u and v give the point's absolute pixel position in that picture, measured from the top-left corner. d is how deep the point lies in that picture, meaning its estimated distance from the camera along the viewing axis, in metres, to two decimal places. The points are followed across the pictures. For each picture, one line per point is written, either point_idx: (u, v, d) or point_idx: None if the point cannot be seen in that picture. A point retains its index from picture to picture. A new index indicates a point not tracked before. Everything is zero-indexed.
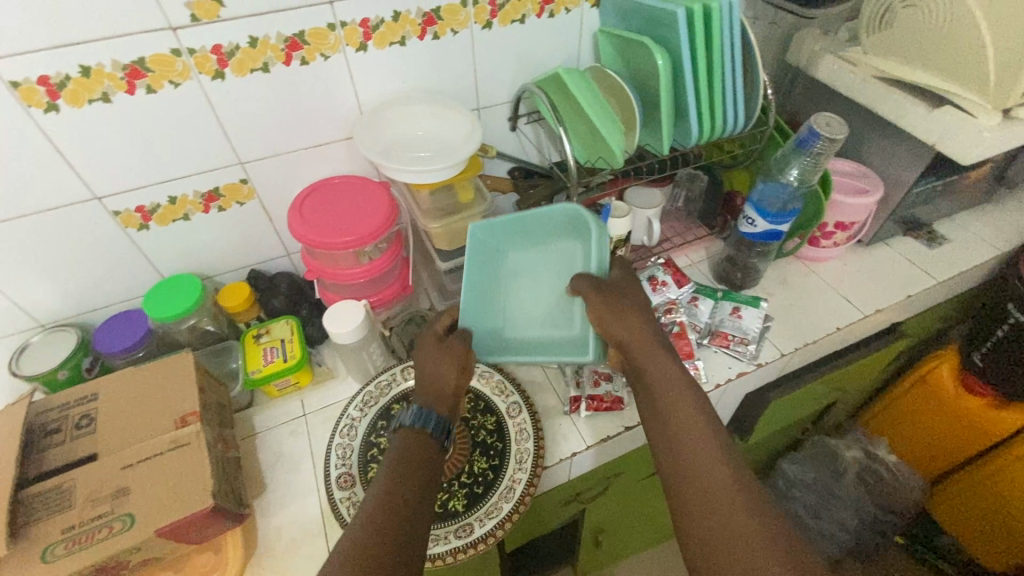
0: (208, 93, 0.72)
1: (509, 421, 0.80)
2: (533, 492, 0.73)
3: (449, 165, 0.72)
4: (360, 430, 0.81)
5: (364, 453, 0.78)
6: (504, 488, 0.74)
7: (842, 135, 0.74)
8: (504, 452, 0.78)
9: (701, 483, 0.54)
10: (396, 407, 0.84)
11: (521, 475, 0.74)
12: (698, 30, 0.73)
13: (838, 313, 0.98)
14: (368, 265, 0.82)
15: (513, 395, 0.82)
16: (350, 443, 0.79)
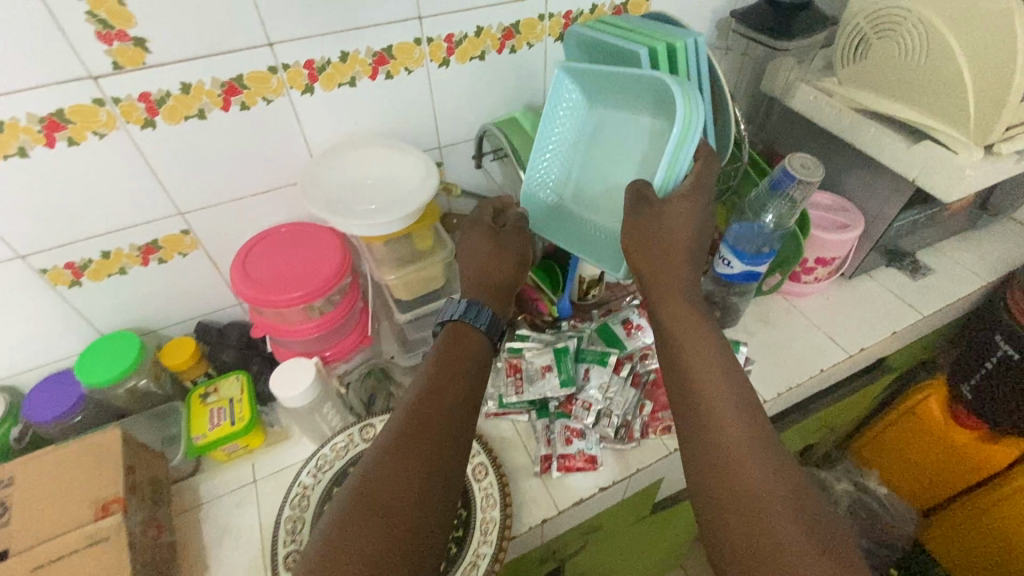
0: (139, 143, 0.66)
1: (475, 485, 0.75)
2: (498, 568, 0.68)
3: (397, 217, 0.67)
4: (313, 499, 0.75)
5: (316, 527, 0.73)
6: (467, 565, 0.68)
7: (818, 178, 0.70)
8: (468, 522, 0.72)
9: (705, 422, 0.54)
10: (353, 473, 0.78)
11: (485, 550, 0.69)
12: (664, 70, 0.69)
13: (822, 353, 0.93)
14: (318, 320, 0.76)
15: (479, 456, 0.76)
16: (301, 515, 0.73)
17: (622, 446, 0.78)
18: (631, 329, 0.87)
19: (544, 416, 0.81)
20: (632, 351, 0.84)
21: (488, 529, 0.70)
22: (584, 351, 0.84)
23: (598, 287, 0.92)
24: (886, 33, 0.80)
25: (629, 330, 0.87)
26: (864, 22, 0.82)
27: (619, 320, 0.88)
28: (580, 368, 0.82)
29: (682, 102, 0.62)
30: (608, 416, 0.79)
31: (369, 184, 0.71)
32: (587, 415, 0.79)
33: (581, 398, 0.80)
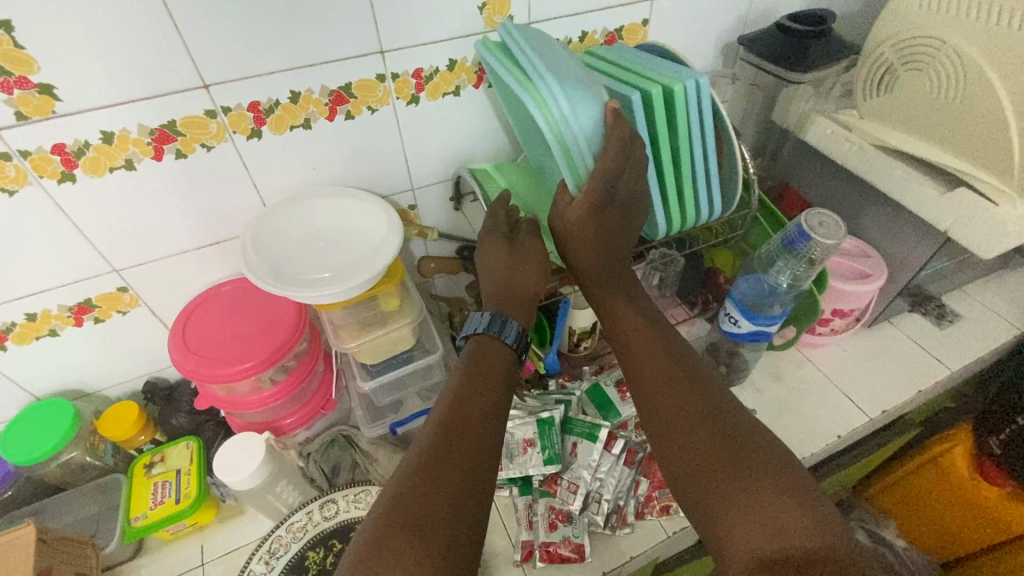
0: (58, 198, 0.58)
1: None
2: None
3: (354, 284, 0.58)
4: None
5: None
6: None
7: (838, 239, 0.61)
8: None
9: (707, 436, 0.52)
10: (310, 558, 0.69)
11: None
12: (658, 116, 0.61)
13: (840, 415, 0.83)
14: (272, 389, 0.68)
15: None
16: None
17: (614, 533, 0.69)
18: (625, 392, 0.79)
19: (527, 493, 0.73)
20: (626, 419, 0.76)
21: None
22: (573, 420, 0.75)
23: (590, 340, 0.83)
24: (915, 65, 0.71)
25: (623, 392, 0.79)
26: (890, 50, 0.73)
27: (612, 381, 0.80)
28: (567, 441, 0.74)
29: (539, 112, 0.54)
30: (598, 500, 0.70)
31: (326, 243, 0.63)
32: (573, 499, 0.69)
33: (567, 478, 0.71)
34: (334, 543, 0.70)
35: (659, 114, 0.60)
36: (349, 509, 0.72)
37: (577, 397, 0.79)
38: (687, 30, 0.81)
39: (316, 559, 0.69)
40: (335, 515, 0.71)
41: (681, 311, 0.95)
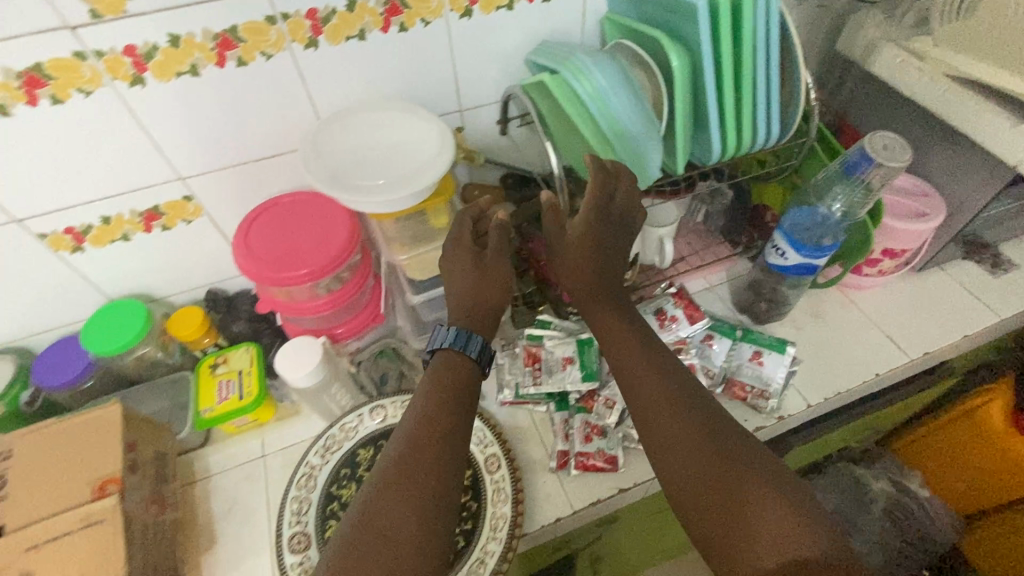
0: (129, 102, 0.61)
1: (486, 477, 0.71)
2: (506, 567, 0.65)
3: (413, 192, 0.59)
4: (320, 480, 0.72)
5: (322, 508, 0.70)
6: (473, 562, 0.66)
7: (903, 162, 0.59)
8: (478, 514, 0.69)
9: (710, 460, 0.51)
10: (361, 454, 0.74)
11: (495, 546, 0.66)
12: (723, 29, 0.59)
13: (879, 356, 0.83)
14: (329, 297, 0.72)
15: (496, 445, 0.72)
16: (306, 496, 0.70)
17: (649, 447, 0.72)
18: (665, 321, 0.80)
19: (564, 408, 0.77)
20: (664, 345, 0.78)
21: (501, 522, 0.67)
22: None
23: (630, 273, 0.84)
24: None
25: (662, 321, 0.80)
26: None
27: (651, 311, 0.81)
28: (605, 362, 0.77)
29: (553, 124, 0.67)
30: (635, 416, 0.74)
31: (380, 152, 0.64)
32: (610, 414, 0.73)
33: (604, 395, 0.75)
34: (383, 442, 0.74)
35: (724, 24, 0.59)
36: (396, 414, 0.76)
37: None
38: None
39: (367, 456, 0.74)
40: (384, 418, 0.76)
41: (722, 249, 0.92)
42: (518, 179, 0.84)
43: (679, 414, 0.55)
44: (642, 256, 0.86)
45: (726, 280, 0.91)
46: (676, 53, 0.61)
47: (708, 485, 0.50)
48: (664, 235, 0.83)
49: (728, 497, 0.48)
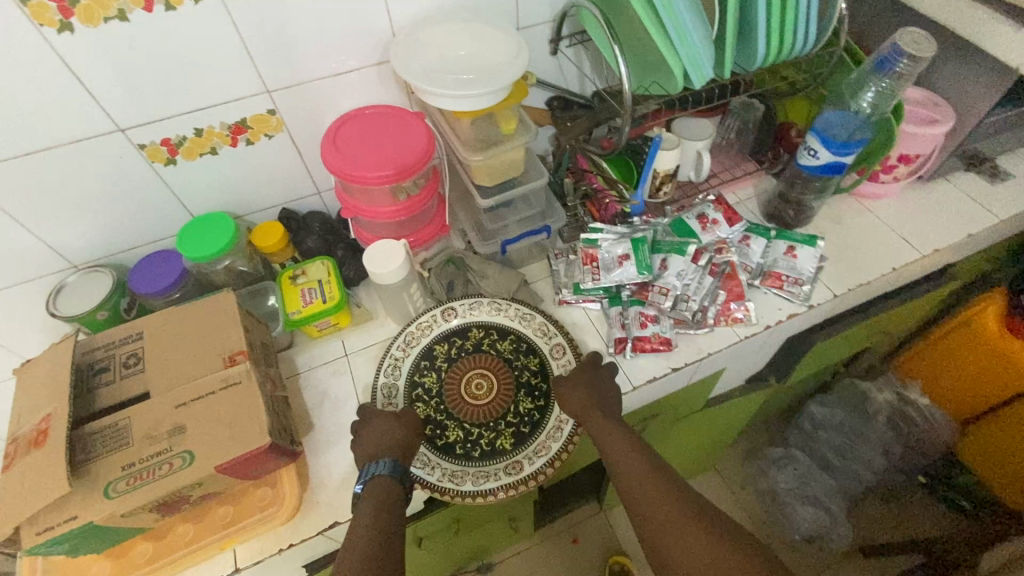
0: (231, 11, 0.66)
1: (554, 362, 0.79)
2: (581, 431, 0.74)
3: (499, 88, 0.66)
4: (404, 369, 0.79)
5: (409, 393, 0.78)
6: (551, 428, 0.75)
7: (930, 54, 0.67)
8: (549, 393, 0.78)
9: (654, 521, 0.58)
10: (439, 347, 0.81)
11: (569, 416, 0.75)
12: None
13: (895, 252, 0.92)
14: (407, 202, 0.78)
15: (561, 335, 0.79)
16: (394, 383, 0.78)
17: (699, 329, 0.82)
18: (706, 224, 0.88)
19: (617, 303, 0.84)
20: (707, 245, 0.86)
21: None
22: (661, 242, 0.86)
23: (671, 186, 0.92)
24: None
25: (704, 224, 0.88)
26: None
27: (694, 216, 0.89)
28: (656, 258, 0.84)
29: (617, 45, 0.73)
30: (687, 300, 0.83)
31: (464, 54, 0.70)
32: (665, 300, 0.82)
33: (658, 286, 0.83)
34: (456, 338, 0.82)
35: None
36: (465, 313, 0.83)
37: (661, 226, 0.89)
38: None
39: (443, 350, 0.81)
40: (455, 317, 0.83)
41: (750, 166, 1.00)
42: (564, 102, 0.93)
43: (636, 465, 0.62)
44: (680, 169, 0.95)
45: (754, 195, 0.99)
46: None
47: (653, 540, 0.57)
48: (702, 147, 0.91)
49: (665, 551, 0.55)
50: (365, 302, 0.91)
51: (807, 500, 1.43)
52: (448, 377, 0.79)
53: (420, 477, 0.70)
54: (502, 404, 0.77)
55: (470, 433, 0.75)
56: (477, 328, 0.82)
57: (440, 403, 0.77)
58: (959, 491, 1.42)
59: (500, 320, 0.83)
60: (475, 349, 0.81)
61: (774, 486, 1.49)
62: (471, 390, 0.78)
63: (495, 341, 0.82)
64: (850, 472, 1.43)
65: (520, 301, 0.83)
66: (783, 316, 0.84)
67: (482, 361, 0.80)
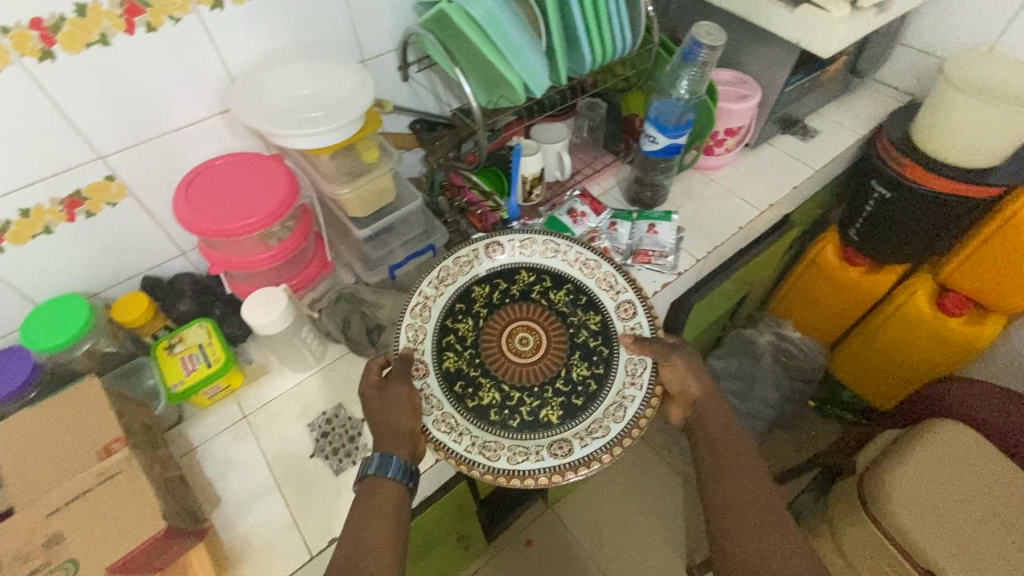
0: (39, 81, 0.61)
1: (617, 321, 0.82)
2: (646, 416, 0.73)
3: (350, 120, 0.67)
4: (433, 313, 0.81)
5: (439, 341, 0.79)
6: (612, 405, 0.76)
7: (722, 42, 0.77)
8: (608, 364, 0.80)
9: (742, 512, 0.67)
10: (474, 290, 0.85)
11: (633, 392, 0.76)
12: None
13: (739, 213, 1.05)
14: (280, 245, 0.76)
15: (627, 291, 0.82)
16: (423, 323, 0.79)
17: None
18: (577, 217, 0.96)
19: None
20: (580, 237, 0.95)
21: (636, 368, 0.78)
22: None
23: (541, 188, 0.99)
24: None
25: (575, 218, 0.96)
26: None
27: (565, 212, 0.97)
28: None
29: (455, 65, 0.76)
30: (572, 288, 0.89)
31: (309, 92, 0.70)
32: None
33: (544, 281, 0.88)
34: (500, 281, 0.86)
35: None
36: (511, 253, 0.88)
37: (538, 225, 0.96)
38: None
39: (481, 294, 0.85)
40: (497, 258, 0.87)
41: (607, 158, 1.09)
42: (427, 124, 0.96)
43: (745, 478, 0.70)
44: (546, 171, 1.01)
45: (616, 183, 1.08)
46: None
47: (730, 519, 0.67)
48: (561, 148, 0.98)
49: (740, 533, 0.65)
50: (257, 358, 0.86)
51: None
52: (489, 326, 0.83)
53: (445, 443, 0.69)
54: (555, 360, 0.81)
55: (507, 394, 0.78)
56: (525, 272, 0.87)
57: (474, 358, 0.80)
58: (842, 405, 1.64)
59: (553, 266, 0.87)
60: (518, 298, 0.85)
61: None
62: (516, 346, 0.82)
63: (546, 289, 0.86)
64: (751, 412, 1.59)
65: (583, 244, 0.86)
66: (658, 287, 0.92)
67: (530, 312, 0.84)
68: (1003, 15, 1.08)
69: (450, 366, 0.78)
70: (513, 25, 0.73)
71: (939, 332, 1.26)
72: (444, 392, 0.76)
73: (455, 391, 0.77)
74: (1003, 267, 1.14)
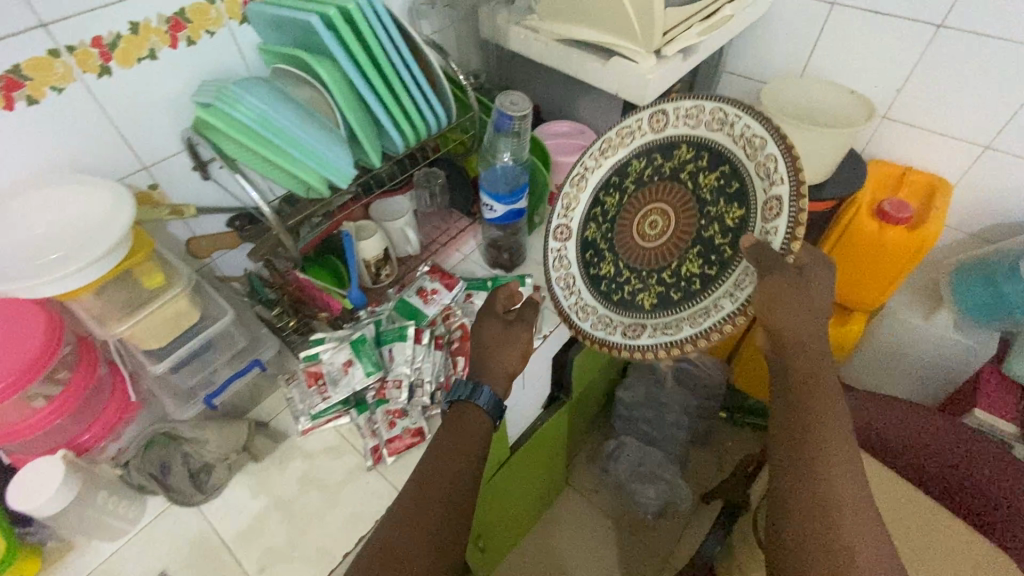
0: None
1: (760, 220, 0.63)
2: (709, 339, 0.66)
3: (102, 252, 0.57)
4: (590, 181, 0.83)
5: (590, 207, 0.84)
6: (702, 309, 0.70)
7: (529, 109, 0.75)
8: (727, 268, 0.68)
9: (810, 440, 0.55)
10: (631, 164, 0.79)
11: (726, 305, 0.66)
12: (347, 34, 0.66)
13: None
14: (48, 405, 0.63)
15: (782, 185, 0.61)
16: (576, 194, 0.84)
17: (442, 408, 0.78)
18: (427, 296, 0.87)
19: (364, 410, 0.78)
20: (433, 317, 0.85)
21: (744, 282, 0.65)
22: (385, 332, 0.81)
23: (389, 268, 0.92)
24: None
25: (425, 297, 0.87)
26: None
27: (413, 291, 0.88)
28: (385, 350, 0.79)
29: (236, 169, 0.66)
30: (422, 385, 0.77)
31: (49, 227, 0.60)
32: (401, 393, 0.76)
33: (393, 378, 0.77)
34: (657, 156, 0.76)
35: (348, 29, 0.65)
36: (676, 124, 0.74)
37: (386, 314, 0.85)
38: None
39: (639, 168, 0.79)
40: (663, 130, 0.75)
41: (463, 221, 1.04)
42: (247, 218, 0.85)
43: (827, 410, 0.56)
44: (393, 249, 0.94)
45: (476, 246, 1.03)
46: (323, 66, 0.66)
47: (796, 451, 0.55)
48: (406, 223, 0.92)
49: (807, 468, 0.54)
50: None
51: (646, 479, 1.55)
52: (631, 202, 0.79)
53: (558, 296, 0.84)
54: (672, 251, 0.74)
55: (617, 274, 0.80)
56: (687, 143, 0.73)
57: (607, 235, 0.82)
58: (750, 412, 1.67)
59: (719, 144, 0.69)
60: (660, 178, 0.76)
61: (618, 478, 1.59)
62: (646, 228, 0.78)
63: (699, 170, 0.72)
64: (666, 438, 1.59)
65: (754, 112, 0.64)
66: None
67: (674, 194, 0.75)
68: (806, 40, 1.15)
69: (591, 235, 0.84)
70: (293, 119, 0.66)
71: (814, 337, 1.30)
72: (576, 257, 0.85)
73: (585, 258, 0.84)
74: (858, 272, 1.17)
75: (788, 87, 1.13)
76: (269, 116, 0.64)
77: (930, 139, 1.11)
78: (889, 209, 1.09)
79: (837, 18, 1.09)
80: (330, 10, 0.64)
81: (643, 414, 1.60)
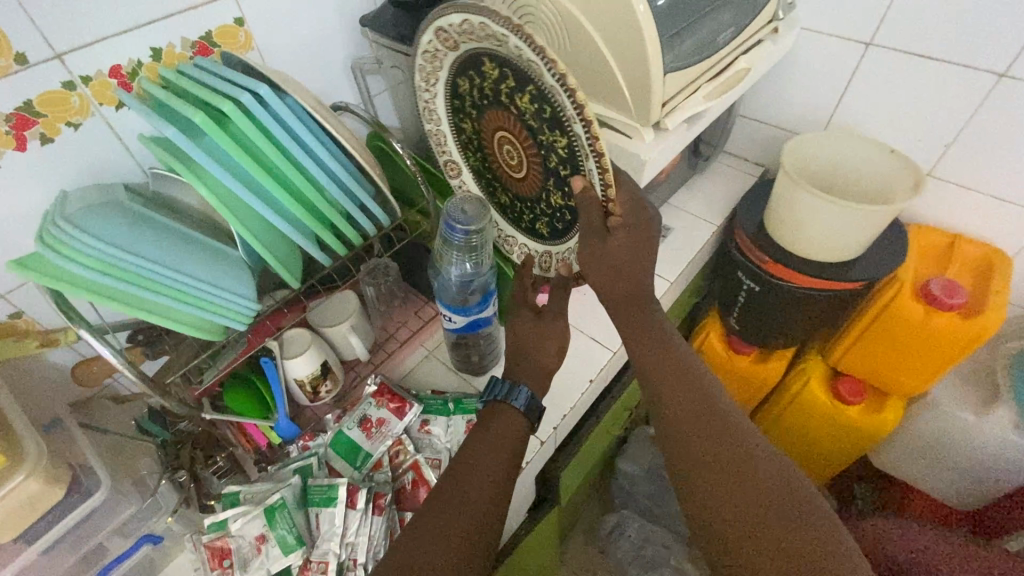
0: None
1: (584, 155, 0.60)
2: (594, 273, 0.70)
3: None
4: (439, 109, 0.71)
5: (458, 133, 0.73)
6: None
7: (484, 219, 0.60)
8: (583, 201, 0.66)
9: (697, 440, 0.57)
10: (460, 83, 0.66)
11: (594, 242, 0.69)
12: (234, 145, 0.46)
13: (588, 358, 0.84)
14: None
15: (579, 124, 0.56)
16: (438, 130, 0.73)
17: None
18: (371, 429, 0.71)
19: None
20: (378, 458, 0.69)
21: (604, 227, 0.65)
22: (310, 488, 0.64)
23: (332, 383, 0.75)
24: (528, 16, 0.67)
25: (368, 430, 0.71)
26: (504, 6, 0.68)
27: (355, 421, 0.72)
28: (308, 514, 0.63)
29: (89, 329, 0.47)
30: (354, 567, 0.61)
31: None
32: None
33: (317, 558, 0.60)
34: (472, 75, 0.63)
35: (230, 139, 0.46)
36: (463, 38, 0.59)
37: (322, 453, 0.70)
38: (299, 24, 0.68)
39: (466, 90, 0.66)
40: (458, 47, 0.61)
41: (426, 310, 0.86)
42: (153, 332, 0.68)
43: (697, 404, 0.60)
44: (337, 353, 0.78)
45: (441, 340, 0.86)
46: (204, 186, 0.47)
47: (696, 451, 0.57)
48: (350, 327, 0.75)
49: (707, 465, 0.55)
50: None
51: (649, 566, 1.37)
52: (479, 129, 0.69)
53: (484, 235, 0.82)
54: (538, 178, 0.70)
55: (513, 204, 0.77)
56: (487, 58, 0.60)
57: (481, 163, 0.74)
58: None
59: (511, 57, 0.58)
60: (487, 101, 0.65)
61: (617, 564, 1.41)
62: (506, 154, 0.70)
63: (512, 91, 0.61)
64: (673, 518, 1.41)
65: (517, 30, 0.51)
66: None
67: (504, 120, 0.65)
68: (835, 83, 0.97)
69: (474, 164, 0.76)
70: (161, 258, 0.48)
71: (842, 423, 1.11)
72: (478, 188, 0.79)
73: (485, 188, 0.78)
74: (896, 357, 0.99)
75: (815, 140, 0.94)
76: (121, 263, 0.45)
77: (984, 203, 0.93)
78: (937, 292, 0.91)
79: (870, 61, 0.91)
80: (199, 116, 0.44)
81: (645, 491, 1.42)
